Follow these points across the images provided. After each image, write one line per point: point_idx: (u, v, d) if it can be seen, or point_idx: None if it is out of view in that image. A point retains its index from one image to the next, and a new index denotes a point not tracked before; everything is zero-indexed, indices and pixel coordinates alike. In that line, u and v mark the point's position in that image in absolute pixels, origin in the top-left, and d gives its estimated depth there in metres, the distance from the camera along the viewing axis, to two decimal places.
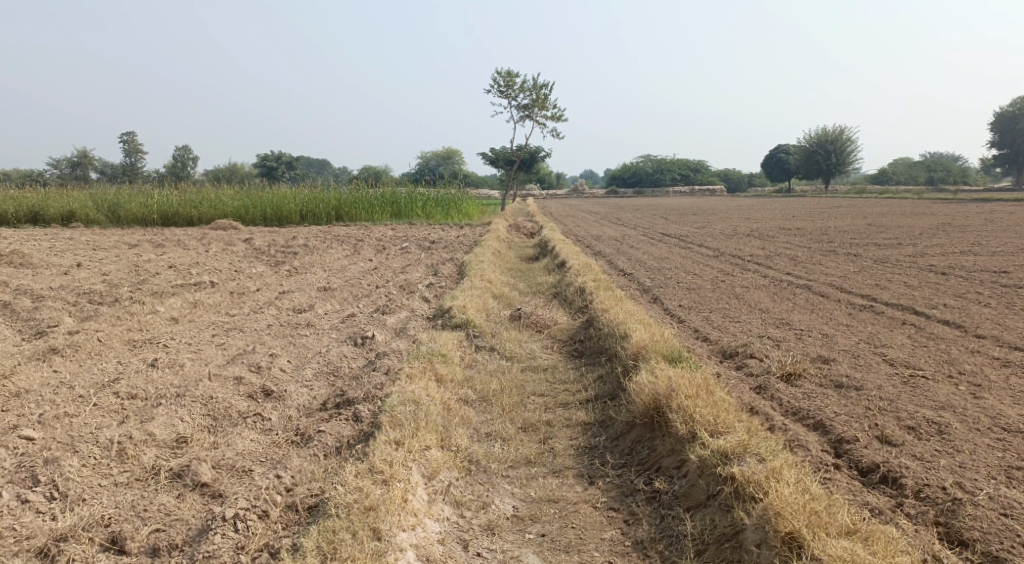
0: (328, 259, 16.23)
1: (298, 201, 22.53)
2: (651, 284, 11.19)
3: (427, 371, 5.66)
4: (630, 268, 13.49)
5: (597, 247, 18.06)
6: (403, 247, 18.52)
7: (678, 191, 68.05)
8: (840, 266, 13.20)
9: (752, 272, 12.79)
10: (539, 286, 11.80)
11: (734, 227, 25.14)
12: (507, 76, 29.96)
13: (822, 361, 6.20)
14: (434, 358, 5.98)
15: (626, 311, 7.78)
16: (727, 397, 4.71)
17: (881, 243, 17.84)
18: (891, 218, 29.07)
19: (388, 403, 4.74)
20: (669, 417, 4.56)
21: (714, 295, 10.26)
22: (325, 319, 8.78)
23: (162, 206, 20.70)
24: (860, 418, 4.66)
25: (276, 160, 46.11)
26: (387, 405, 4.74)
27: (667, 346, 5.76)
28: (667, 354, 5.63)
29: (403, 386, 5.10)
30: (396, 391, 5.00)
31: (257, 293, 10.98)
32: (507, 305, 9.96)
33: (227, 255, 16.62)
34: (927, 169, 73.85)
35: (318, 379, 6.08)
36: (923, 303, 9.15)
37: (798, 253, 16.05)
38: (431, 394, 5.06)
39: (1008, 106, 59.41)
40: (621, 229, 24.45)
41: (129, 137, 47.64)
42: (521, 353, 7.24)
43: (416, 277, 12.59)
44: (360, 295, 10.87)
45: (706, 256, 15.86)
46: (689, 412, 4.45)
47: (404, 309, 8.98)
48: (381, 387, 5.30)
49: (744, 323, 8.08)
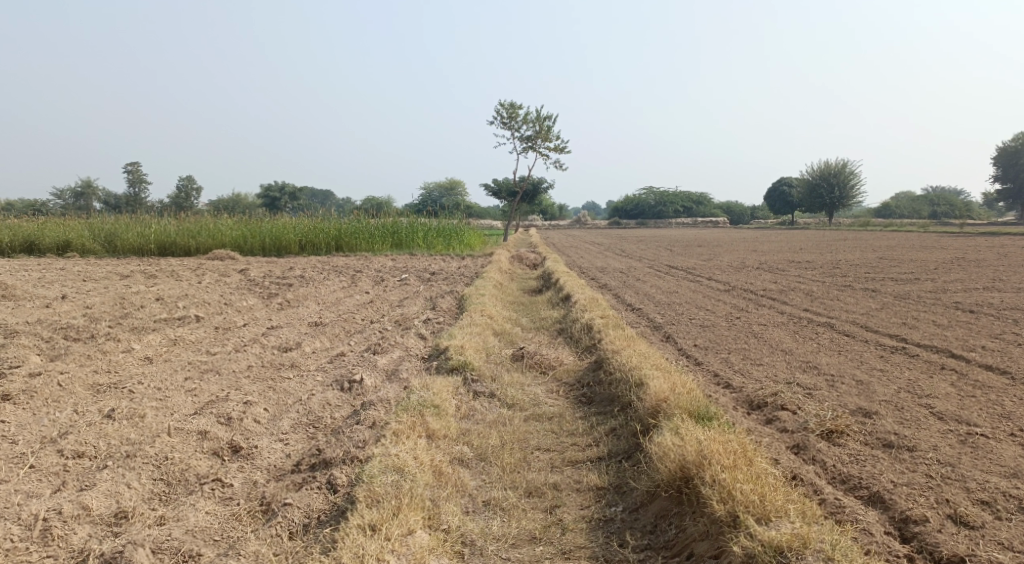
0: (323, 291, 15.59)
1: (297, 232, 22.00)
2: (662, 321, 10.53)
3: (418, 426, 4.99)
4: (638, 302, 12.83)
5: (602, 280, 17.42)
6: (401, 279, 17.91)
7: (682, 222, 67.62)
8: (859, 303, 12.54)
9: (767, 308, 12.14)
10: (543, 322, 11.14)
11: (742, 260, 24.54)
12: (510, 107, 29.71)
13: (863, 415, 5.55)
14: (426, 410, 5.29)
15: (639, 353, 7.13)
16: (768, 466, 4.05)
17: (897, 278, 17.17)
18: (901, 251, 28.42)
19: (369, 474, 4.06)
20: (702, 491, 3.90)
21: (731, 333, 9.60)
22: (312, 358, 8.12)
23: (159, 236, 20.18)
24: (925, 489, 3.99)
25: (279, 190, 45.95)
26: (368, 475, 4.07)
27: (691, 398, 5.11)
28: (692, 407, 4.97)
29: (389, 447, 4.44)
30: (380, 455, 4.34)
31: (243, 328, 10.33)
32: (509, 344, 9.30)
33: (220, 286, 16.02)
34: (931, 201, 73.42)
35: (296, 431, 5.42)
36: (958, 345, 8.47)
37: (813, 287, 15.42)
38: (420, 458, 4.38)
39: (1011, 140, 59.12)
40: (626, 261, 23.87)
41: (133, 168, 47.51)
42: (524, 400, 6.57)
43: (413, 312, 11.95)
44: (353, 331, 10.22)
45: (717, 290, 15.20)
46: (727, 489, 3.78)
47: (398, 348, 8.33)
48: (363, 446, 4.61)
49: (768, 367, 7.42)
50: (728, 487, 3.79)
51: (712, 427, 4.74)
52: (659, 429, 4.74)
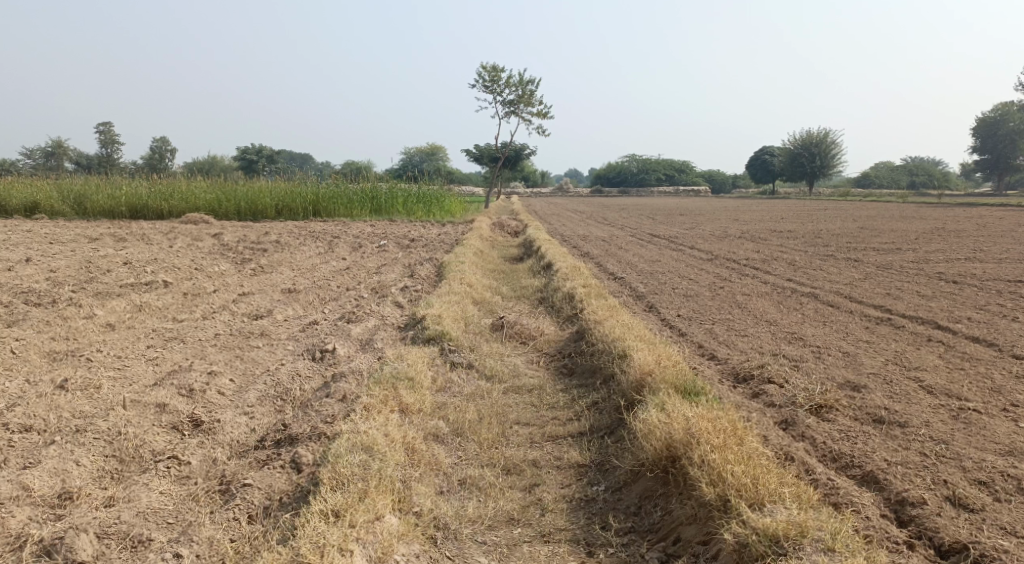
0: (299, 257, 15.20)
1: (274, 196, 21.44)
2: (645, 290, 10.32)
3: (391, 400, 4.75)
4: (621, 271, 12.61)
5: (584, 248, 17.17)
6: (380, 245, 17.54)
7: (663, 191, 67.42)
8: (843, 272, 12.41)
9: (750, 277, 11.97)
10: (523, 291, 10.88)
11: (724, 228, 24.41)
12: (492, 71, 29.10)
13: (850, 388, 5.37)
14: (399, 383, 5.03)
15: (622, 323, 6.90)
16: (759, 445, 3.85)
17: (880, 248, 17.09)
18: (882, 221, 28.42)
19: (335, 454, 3.83)
20: (689, 473, 3.70)
21: (715, 303, 9.42)
22: (283, 327, 7.82)
23: (131, 198, 19.56)
24: (921, 469, 3.83)
25: (257, 153, 45.01)
26: (334, 455, 3.84)
27: (677, 372, 4.90)
28: (679, 380, 4.76)
29: (359, 423, 4.19)
30: (350, 432, 4.08)
31: (213, 295, 9.96)
32: (488, 313, 9.05)
33: (192, 251, 15.55)
34: (910, 172, 73.73)
35: (263, 404, 5.15)
36: (943, 316, 8.35)
37: (796, 256, 15.28)
38: (392, 435, 4.14)
39: (990, 112, 59.37)
40: (608, 229, 23.63)
41: (105, 128, 46.20)
42: (503, 372, 6.34)
43: (391, 279, 11.63)
44: (328, 298, 9.90)
45: (700, 259, 15.02)
46: (717, 471, 3.59)
47: (373, 317, 8.04)
48: (333, 422, 4.36)
49: (753, 338, 7.23)
50: (717, 470, 3.59)
51: (699, 402, 4.53)
52: (644, 404, 4.53)
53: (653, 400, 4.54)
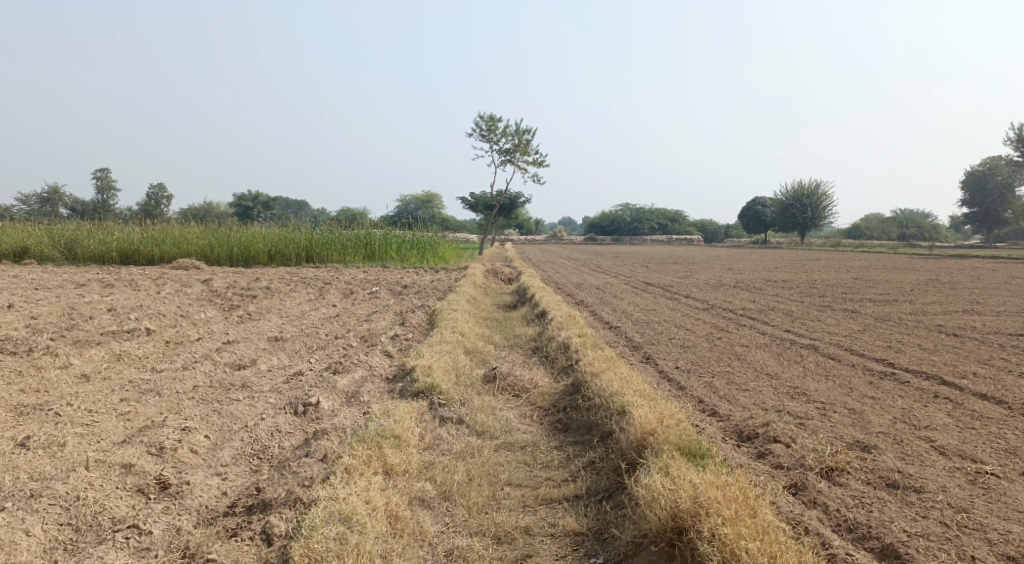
0: (288, 304, 14.95)
1: (266, 242, 21.26)
2: (641, 341, 10.08)
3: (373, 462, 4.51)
4: (616, 320, 12.39)
5: (578, 296, 16.97)
6: (372, 292, 17.32)
7: (656, 240, 67.70)
8: (841, 324, 12.22)
9: (748, 328, 11.76)
10: (517, 340, 10.62)
11: (719, 278, 24.30)
12: (488, 120, 29.37)
13: (860, 448, 5.10)
14: (383, 441, 4.75)
15: (619, 376, 6.65)
16: (772, 517, 3.67)
17: (876, 299, 16.96)
18: (875, 272, 28.47)
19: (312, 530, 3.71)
20: (698, 549, 3.51)
21: (713, 355, 9.18)
22: (266, 377, 7.53)
23: (122, 243, 19.36)
24: (943, 547, 3.56)
25: (252, 199, 45.08)
26: (307, 527, 3.76)
27: (680, 431, 4.65)
28: (682, 441, 4.50)
29: (338, 489, 4.03)
30: (327, 503, 3.91)
31: (196, 343, 9.67)
32: (480, 363, 8.78)
33: (179, 297, 15.29)
34: (900, 224, 74.47)
35: (238, 463, 4.91)
36: (948, 371, 8.12)
37: (792, 307, 15.12)
38: (372, 506, 3.94)
39: (977, 165, 60.26)
40: (602, 277, 23.49)
41: (102, 174, 46.35)
42: (495, 427, 6.06)
43: (381, 327, 11.37)
44: (315, 347, 9.63)
45: (696, 309, 14.84)
46: (729, 547, 3.42)
47: (361, 367, 7.77)
48: (307, 486, 4.21)
49: (755, 393, 6.97)
50: (731, 546, 3.41)
51: (704, 465, 4.29)
52: (646, 467, 4.29)
53: (654, 463, 4.28)
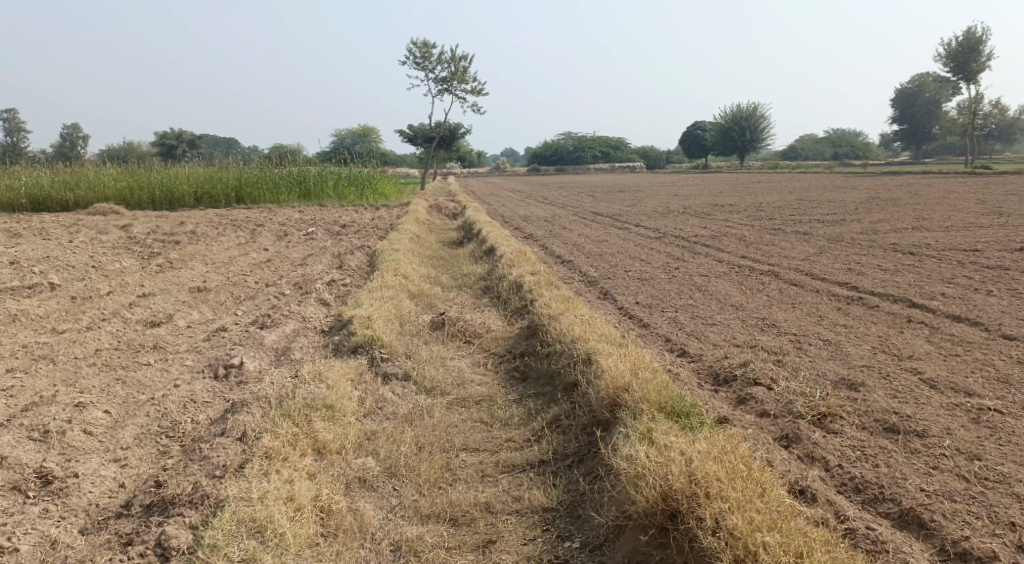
0: (215, 249, 13.87)
1: (191, 182, 19.79)
2: (597, 275, 9.53)
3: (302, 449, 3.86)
4: (568, 253, 11.79)
5: (526, 229, 16.28)
6: (307, 233, 16.27)
7: (599, 168, 67.21)
8: (796, 247, 11.88)
9: (704, 256, 11.31)
10: (464, 280, 9.94)
11: (666, 204, 23.94)
12: (422, 47, 27.83)
13: (848, 387, 4.65)
14: (315, 415, 4.08)
15: (579, 317, 6.05)
16: (786, 497, 3.22)
17: (825, 219, 16.76)
18: (816, 192, 28.58)
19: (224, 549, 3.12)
20: (698, 539, 3.04)
21: (672, 286, 8.69)
22: (184, 335, 6.70)
23: (31, 188, 17.67)
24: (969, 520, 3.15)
25: (177, 138, 42.53)
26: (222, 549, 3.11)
27: (658, 385, 4.09)
28: (661, 397, 3.95)
29: (254, 486, 3.44)
30: (237, 508, 3.31)
31: (106, 300, 8.67)
32: (427, 307, 8.09)
33: (93, 246, 14.01)
34: (834, 144, 75.70)
35: (141, 444, 4.19)
36: (915, 292, 7.81)
37: (743, 231, 14.79)
38: (294, 512, 3.35)
39: (907, 83, 61.05)
40: (549, 209, 22.84)
41: (8, 116, 42.93)
42: (447, 383, 5.45)
43: (316, 271, 10.52)
44: (243, 297, 8.77)
45: (648, 238, 14.34)
46: (742, 540, 2.94)
47: (292, 318, 6.99)
48: (217, 483, 3.56)
49: (724, 327, 6.48)
50: (743, 539, 2.94)
51: (691, 427, 3.77)
52: (624, 432, 3.76)
53: (634, 428, 3.73)
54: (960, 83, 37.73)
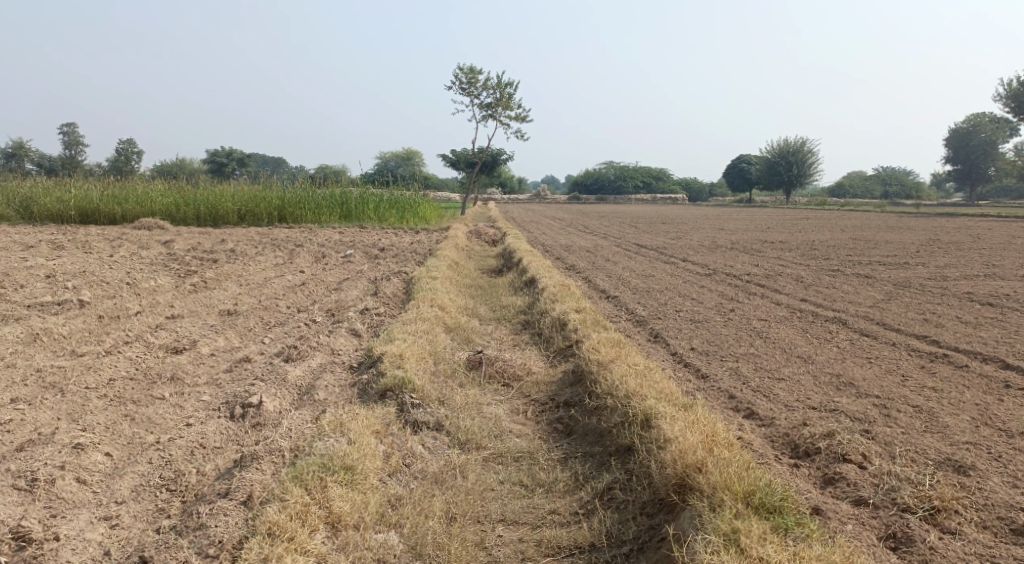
0: (251, 270, 13.58)
1: (236, 200, 19.71)
2: (646, 314, 8.90)
3: (313, 525, 3.43)
4: (613, 289, 11.19)
5: (568, 260, 15.69)
6: (345, 256, 15.95)
7: (641, 198, 66.46)
8: (860, 291, 11.05)
9: (760, 297, 10.59)
10: (503, 313, 9.40)
11: (712, 239, 23.17)
12: (468, 72, 27.66)
13: (956, 468, 3.98)
14: (331, 486, 3.61)
15: (634, 366, 5.46)
16: None
17: (886, 262, 15.80)
18: (869, 231, 27.46)
19: None
20: None
21: (729, 331, 8.02)
22: (205, 364, 6.27)
23: (81, 201, 17.77)
24: None
25: (226, 156, 43.16)
26: None
27: (737, 468, 3.56)
28: (746, 484, 3.44)
29: None
30: None
31: (133, 320, 8.32)
32: (463, 343, 7.57)
33: (131, 261, 13.84)
34: (884, 183, 73.81)
35: (137, 499, 3.74)
36: (1005, 351, 7.02)
37: (799, 271, 13.99)
38: None
39: (963, 122, 59.21)
40: (592, 239, 22.27)
41: (68, 129, 44.05)
42: (483, 435, 4.89)
43: (351, 298, 10.09)
44: (273, 323, 8.36)
45: (697, 275, 13.63)
46: None
47: (320, 351, 6.52)
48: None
49: (795, 384, 5.80)
50: None
51: (784, 529, 3.26)
52: (703, 532, 3.25)
53: (712, 526, 3.25)
54: (1021, 124, 36.24)
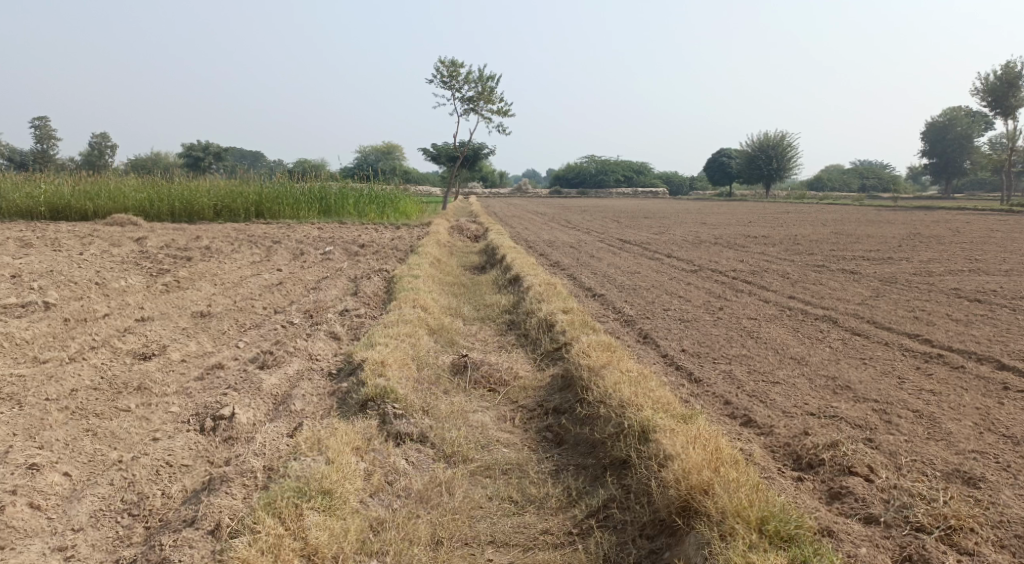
0: (227, 268, 13.21)
1: (212, 195, 19.25)
2: (634, 313, 8.69)
3: (287, 559, 3.21)
4: (600, 287, 10.99)
5: (552, 257, 15.47)
6: (324, 253, 15.60)
7: (622, 192, 66.41)
8: (848, 288, 10.93)
9: (748, 294, 10.43)
10: (488, 312, 9.15)
11: (696, 233, 23.05)
12: (449, 65, 27.30)
13: (965, 479, 3.84)
14: (308, 515, 3.45)
15: (628, 372, 5.24)
16: None
17: (870, 257, 15.72)
18: (851, 226, 27.50)
19: None
20: None
21: (720, 330, 7.83)
22: (176, 372, 5.97)
23: (51, 196, 17.26)
24: None
25: (203, 150, 42.44)
26: None
27: (746, 492, 3.43)
28: (759, 511, 3.32)
29: None
30: None
31: (102, 324, 7.97)
32: (447, 345, 7.31)
33: (103, 259, 13.42)
34: (862, 176, 74.40)
35: (96, 526, 3.52)
36: (1001, 350, 6.88)
37: (785, 266, 13.86)
38: None
39: (940, 116, 59.72)
40: (575, 234, 22.06)
41: (40, 122, 43.08)
42: (470, 447, 4.65)
43: (330, 297, 9.79)
44: (249, 325, 8.05)
45: (683, 271, 13.45)
46: None
47: (297, 356, 6.23)
48: None
49: (791, 387, 5.61)
50: None
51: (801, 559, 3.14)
52: None
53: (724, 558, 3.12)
54: (996, 118, 36.54)
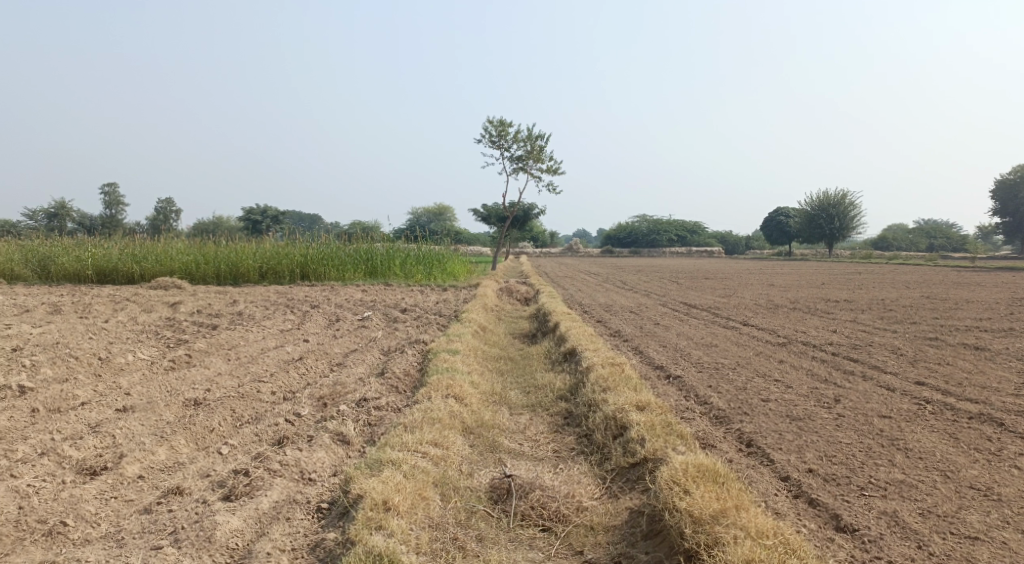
0: (251, 338, 11.86)
1: (258, 257, 18.12)
2: (726, 406, 6.82)
3: None
4: (674, 366, 9.16)
5: (611, 326, 13.74)
6: (362, 319, 14.23)
7: (676, 252, 64.40)
8: (984, 371, 8.83)
9: (861, 377, 8.43)
10: (540, 397, 7.41)
11: (768, 297, 20.96)
12: (499, 125, 26.33)
13: None
14: None
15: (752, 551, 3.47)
16: None
17: (984, 327, 13.45)
18: (937, 288, 24.94)
19: None
20: None
21: (846, 433, 5.89)
22: (117, 495, 4.37)
23: (99, 259, 16.47)
24: None
25: (261, 213, 42.51)
26: None
27: None
28: None
29: None
30: None
31: (72, 417, 6.50)
32: (488, 452, 5.59)
33: (123, 327, 12.23)
34: (929, 235, 70.77)
35: None
36: None
37: (886, 339, 11.82)
38: None
39: (1011, 173, 55.96)
40: (634, 298, 20.27)
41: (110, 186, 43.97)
42: None
43: (353, 378, 8.22)
44: (249, 420, 6.49)
45: (767, 343, 11.50)
46: None
47: (282, 477, 4.59)
48: None
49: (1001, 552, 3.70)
50: None
51: None
52: None
53: None
54: None
